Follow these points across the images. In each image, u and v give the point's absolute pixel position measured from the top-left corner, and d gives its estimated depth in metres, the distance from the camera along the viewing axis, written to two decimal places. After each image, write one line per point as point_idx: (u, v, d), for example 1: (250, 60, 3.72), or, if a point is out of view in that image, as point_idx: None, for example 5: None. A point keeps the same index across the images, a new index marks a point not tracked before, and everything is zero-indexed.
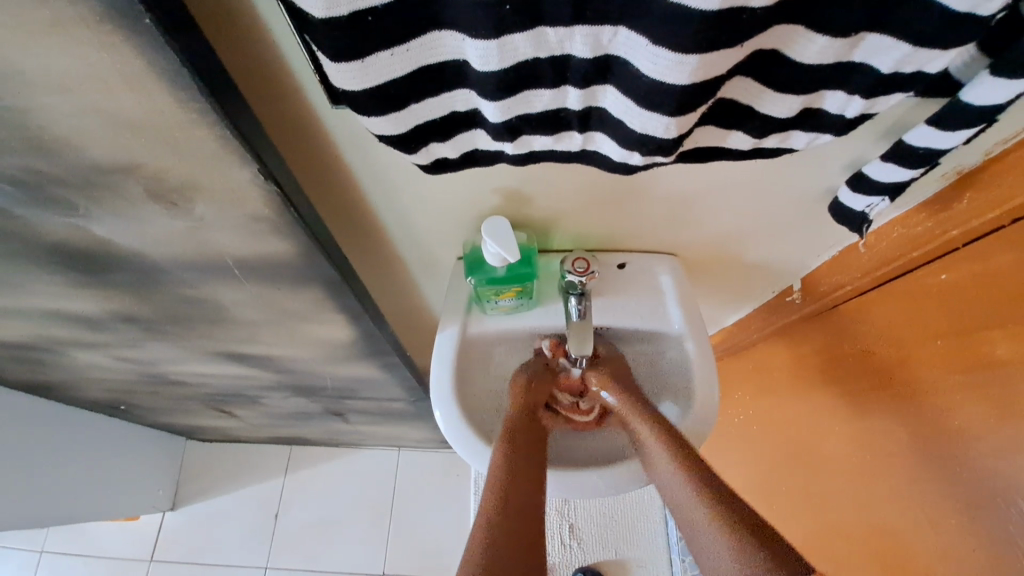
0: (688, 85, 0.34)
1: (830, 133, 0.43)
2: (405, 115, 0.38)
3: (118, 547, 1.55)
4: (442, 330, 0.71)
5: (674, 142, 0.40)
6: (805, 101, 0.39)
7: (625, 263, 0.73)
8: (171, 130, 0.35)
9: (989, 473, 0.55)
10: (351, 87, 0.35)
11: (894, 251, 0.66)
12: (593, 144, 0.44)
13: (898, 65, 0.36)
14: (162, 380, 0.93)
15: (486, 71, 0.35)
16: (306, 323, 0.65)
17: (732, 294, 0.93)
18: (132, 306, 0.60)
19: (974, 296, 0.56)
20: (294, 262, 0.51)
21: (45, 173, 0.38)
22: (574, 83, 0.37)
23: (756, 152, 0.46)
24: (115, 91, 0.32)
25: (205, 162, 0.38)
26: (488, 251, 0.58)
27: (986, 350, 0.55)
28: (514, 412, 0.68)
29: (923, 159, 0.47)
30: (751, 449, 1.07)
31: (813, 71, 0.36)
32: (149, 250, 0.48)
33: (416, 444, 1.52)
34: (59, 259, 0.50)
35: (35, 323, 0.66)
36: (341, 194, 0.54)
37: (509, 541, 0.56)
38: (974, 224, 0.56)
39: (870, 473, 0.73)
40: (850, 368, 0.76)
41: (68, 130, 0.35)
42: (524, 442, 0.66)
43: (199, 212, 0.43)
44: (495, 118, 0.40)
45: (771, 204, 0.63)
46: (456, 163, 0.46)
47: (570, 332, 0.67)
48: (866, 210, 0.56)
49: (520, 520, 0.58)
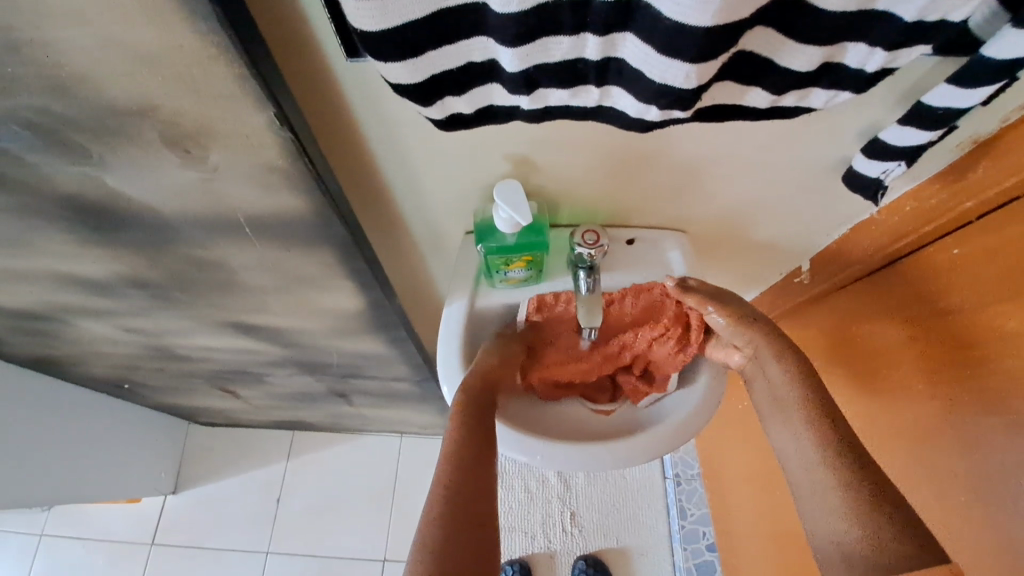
0: (710, 28, 0.34)
1: (848, 90, 0.43)
2: (422, 63, 0.38)
3: (119, 530, 1.55)
4: (450, 303, 0.71)
5: (693, 94, 0.39)
6: (825, 54, 0.39)
7: (634, 239, 0.73)
8: (189, 68, 0.35)
9: (1003, 448, 0.55)
10: (369, 29, 0.35)
11: (906, 226, 0.66)
12: (610, 99, 0.43)
13: (921, 12, 0.36)
14: (167, 354, 0.92)
15: (506, 12, 0.35)
16: (315, 290, 0.64)
17: (740, 274, 0.93)
18: (141, 269, 0.60)
19: (989, 269, 0.56)
20: (306, 220, 0.51)
21: (61, 115, 0.38)
22: (593, 29, 0.36)
23: (773, 112, 0.46)
24: (136, 22, 0.32)
25: (223, 105, 0.38)
26: (500, 216, 0.58)
27: (1002, 322, 0.54)
28: (467, 399, 0.61)
29: (940, 120, 0.47)
30: (753, 433, 1.07)
31: (835, 20, 0.36)
32: (162, 205, 0.48)
33: (419, 431, 1.52)
34: (70, 214, 0.50)
35: (43, 287, 0.66)
36: (353, 155, 0.54)
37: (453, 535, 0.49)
38: (989, 194, 0.56)
39: (880, 453, 0.73)
40: (859, 347, 0.76)
41: (85, 66, 0.35)
42: (477, 429, 0.58)
43: (213, 161, 0.43)
44: (513, 67, 0.39)
45: (783, 175, 0.63)
46: (471, 120, 0.46)
47: (579, 305, 0.67)
48: (880, 176, 0.56)
49: (467, 530, 0.50)
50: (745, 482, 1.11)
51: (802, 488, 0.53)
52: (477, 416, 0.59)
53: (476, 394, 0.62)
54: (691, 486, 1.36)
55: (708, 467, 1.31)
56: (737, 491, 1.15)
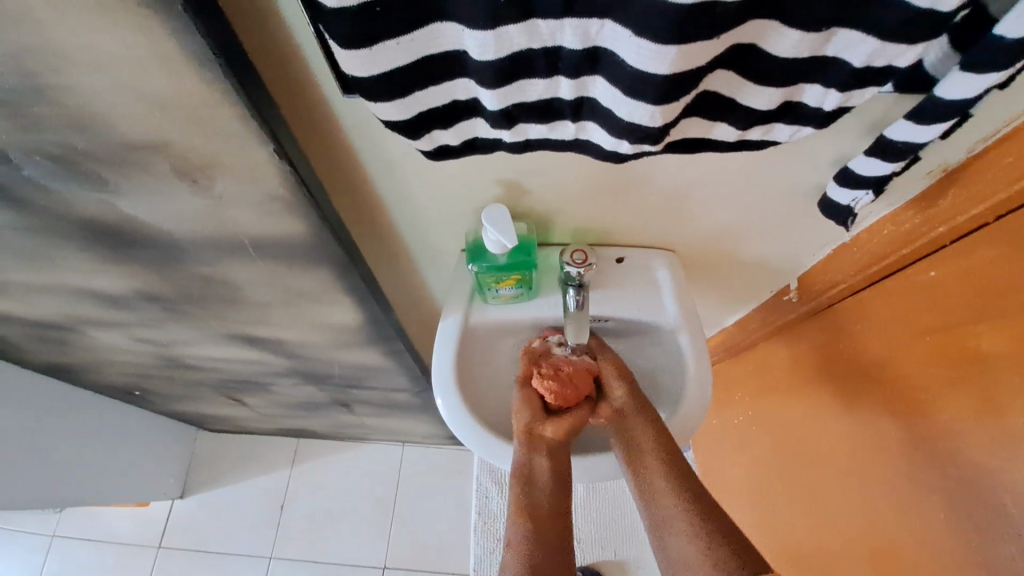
0: (669, 75, 0.37)
1: (810, 126, 0.46)
2: (410, 101, 0.42)
3: (128, 533, 1.59)
4: (445, 318, 0.74)
5: (659, 130, 0.42)
6: (784, 94, 0.42)
7: (623, 257, 0.76)
8: (197, 109, 0.39)
9: (974, 462, 0.57)
10: (360, 74, 0.39)
11: (885, 248, 0.68)
12: (586, 134, 0.47)
13: (869, 58, 0.38)
14: (176, 363, 0.96)
15: (484, 60, 0.38)
16: (315, 306, 0.68)
17: (731, 292, 0.95)
18: (153, 285, 0.64)
19: (961, 291, 0.58)
20: (305, 242, 0.54)
21: (81, 149, 0.42)
22: (565, 73, 0.39)
23: (741, 144, 0.48)
24: (149, 70, 0.36)
25: (226, 141, 0.42)
26: (488, 237, 0.61)
27: (973, 343, 0.56)
28: (548, 500, 0.66)
29: (902, 153, 0.49)
30: (749, 448, 1.09)
31: (790, 65, 0.39)
32: (172, 227, 0.52)
33: (422, 440, 1.54)
34: (87, 234, 0.54)
35: (61, 300, 0.70)
36: (350, 181, 0.58)
37: (548, 550, 0.61)
38: (959, 220, 0.58)
39: (863, 468, 0.74)
40: (846, 365, 0.77)
41: (105, 108, 0.39)
42: (544, 510, 0.65)
43: (218, 189, 0.47)
44: (493, 106, 0.42)
45: (761, 200, 0.66)
46: (458, 150, 0.49)
47: (568, 322, 0.70)
48: (851, 204, 0.58)
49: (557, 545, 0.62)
50: (743, 498, 1.12)
51: (669, 563, 0.58)
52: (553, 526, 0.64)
53: (559, 488, 0.67)
54: None
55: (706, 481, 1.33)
56: (734, 509, 1.17)
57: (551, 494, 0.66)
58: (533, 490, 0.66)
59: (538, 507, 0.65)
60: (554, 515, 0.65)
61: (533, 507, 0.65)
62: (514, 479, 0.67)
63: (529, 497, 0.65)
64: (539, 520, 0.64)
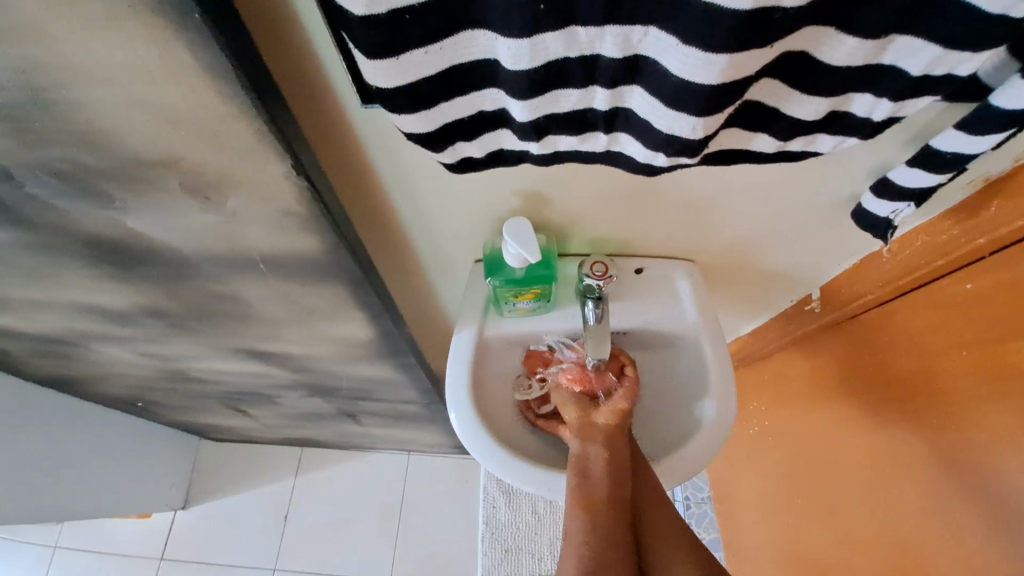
0: (717, 85, 0.34)
1: (856, 136, 0.43)
2: (435, 113, 0.39)
3: (129, 545, 1.56)
4: (460, 332, 0.71)
5: (700, 142, 0.40)
6: (832, 104, 0.39)
7: (642, 268, 0.73)
8: (211, 124, 0.37)
9: (1011, 481, 0.54)
10: (384, 85, 0.36)
11: (916, 259, 0.65)
12: (618, 145, 0.44)
13: (929, 67, 0.36)
14: (180, 376, 0.94)
15: (517, 69, 0.35)
16: (327, 321, 0.65)
17: (749, 302, 0.92)
18: (158, 301, 0.61)
19: (999, 304, 0.55)
20: (319, 258, 0.52)
21: (87, 165, 0.40)
22: (602, 83, 0.37)
23: (780, 155, 0.46)
24: (161, 84, 0.34)
25: (241, 157, 0.39)
26: (508, 251, 0.58)
27: (1012, 358, 0.54)
28: (606, 488, 0.59)
29: (950, 164, 0.47)
30: (765, 460, 1.07)
31: (842, 73, 0.36)
32: (180, 244, 0.49)
33: (429, 449, 1.52)
34: (91, 252, 0.51)
35: (62, 316, 0.68)
36: (364, 194, 0.55)
37: (609, 547, 0.56)
38: (1001, 231, 0.55)
39: (885, 480, 0.73)
40: (872, 378, 0.75)
41: (114, 123, 0.36)
42: (607, 502, 0.58)
43: (230, 206, 0.44)
44: (523, 117, 0.40)
45: (789, 210, 0.63)
46: (482, 163, 0.47)
47: (588, 336, 0.66)
48: (890, 216, 0.56)
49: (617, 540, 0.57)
50: (757, 510, 1.10)
51: None
52: (615, 520, 0.58)
53: (617, 477, 0.60)
54: (702, 509, 1.34)
55: (718, 491, 1.30)
56: (748, 520, 1.15)
57: (609, 481, 0.60)
58: (593, 481, 0.60)
59: (602, 499, 0.58)
60: (615, 505, 0.58)
61: (596, 499, 0.58)
62: (573, 470, 0.61)
63: (589, 489, 0.59)
64: (603, 514, 0.57)
